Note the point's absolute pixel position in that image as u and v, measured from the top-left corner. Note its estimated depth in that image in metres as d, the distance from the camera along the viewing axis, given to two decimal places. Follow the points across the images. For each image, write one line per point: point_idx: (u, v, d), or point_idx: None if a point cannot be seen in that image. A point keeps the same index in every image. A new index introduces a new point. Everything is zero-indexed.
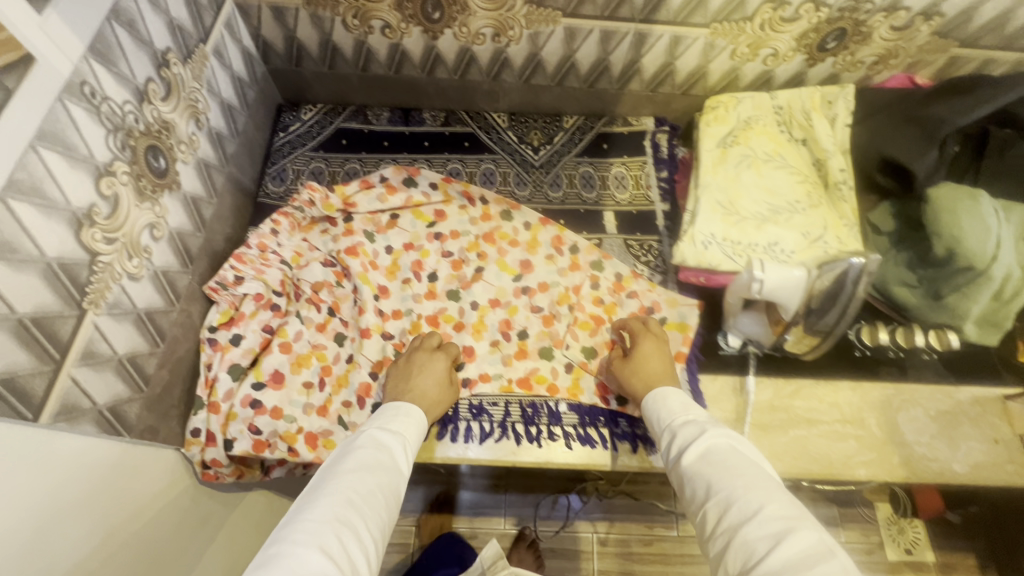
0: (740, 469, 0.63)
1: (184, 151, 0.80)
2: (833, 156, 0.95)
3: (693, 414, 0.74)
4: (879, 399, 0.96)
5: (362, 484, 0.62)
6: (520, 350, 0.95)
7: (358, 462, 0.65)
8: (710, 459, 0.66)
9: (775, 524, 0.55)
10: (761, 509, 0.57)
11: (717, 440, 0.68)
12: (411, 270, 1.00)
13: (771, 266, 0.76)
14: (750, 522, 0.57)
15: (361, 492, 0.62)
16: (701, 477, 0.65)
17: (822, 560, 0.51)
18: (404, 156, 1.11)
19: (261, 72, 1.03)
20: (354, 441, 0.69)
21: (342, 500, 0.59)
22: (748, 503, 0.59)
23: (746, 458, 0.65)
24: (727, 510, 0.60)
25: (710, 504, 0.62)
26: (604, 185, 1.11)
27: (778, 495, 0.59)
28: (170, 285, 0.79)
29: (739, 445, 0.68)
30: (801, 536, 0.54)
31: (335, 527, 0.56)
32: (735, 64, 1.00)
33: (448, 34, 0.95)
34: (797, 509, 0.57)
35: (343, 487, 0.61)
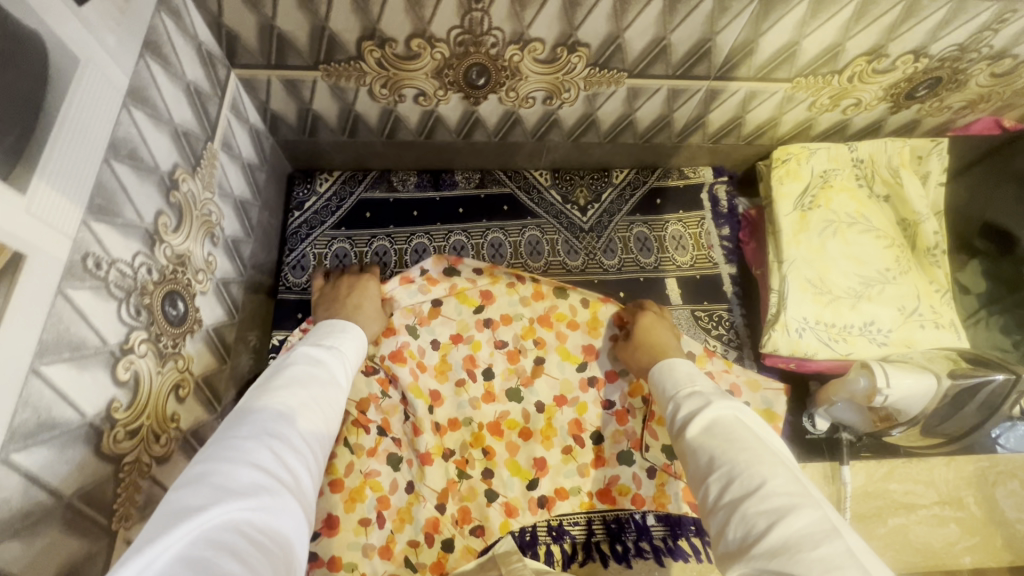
0: (745, 442, 0.55)
1: (202, 280, 0.66)
2: (925, 218, 0.87)
3: (698, 385, 0.65)
4: (974, 472, 0.90)
5: (294, 396, 0.55)
6: (597, 456, 0.83)
7: (292, 377, 0.58)
8: (712, 432, 0.57)
9: (778, 501, 0.48)
10: (763, 485, 0.50)
11: (716, 408, 0.60)
12: (464, 368, 0.85)
13: (897, 378, 0.68)
14: (753, 498, 0.49)
15: (294, 403, 0.54)
16: (703, 449, 0.57)
17: (827, 541, 0.44)
18: (437, 227, 0.98)
19: (269, 146, 0.88)
20: (286, 357, 0.62)
21: (274, 411, 0.52)
22: (751, 476, 0.51)
23: (749, 431, 0.56)
24: (730, 485, 0.52)
25: (710, 478, 0.54)
26: (662, 247, 1.00)
27: (781, 471, 0.51)
28: (201, 442, 0.66)
29: (743, 414, 0.59)
30: (804, 514, 0.46)
31: (270, 438, 0.49)
32: (811, 115, 0.90)
33: (492, 99, 0.82)
34: (798, 484, 0.49)
35: (274, 402, 0.53)
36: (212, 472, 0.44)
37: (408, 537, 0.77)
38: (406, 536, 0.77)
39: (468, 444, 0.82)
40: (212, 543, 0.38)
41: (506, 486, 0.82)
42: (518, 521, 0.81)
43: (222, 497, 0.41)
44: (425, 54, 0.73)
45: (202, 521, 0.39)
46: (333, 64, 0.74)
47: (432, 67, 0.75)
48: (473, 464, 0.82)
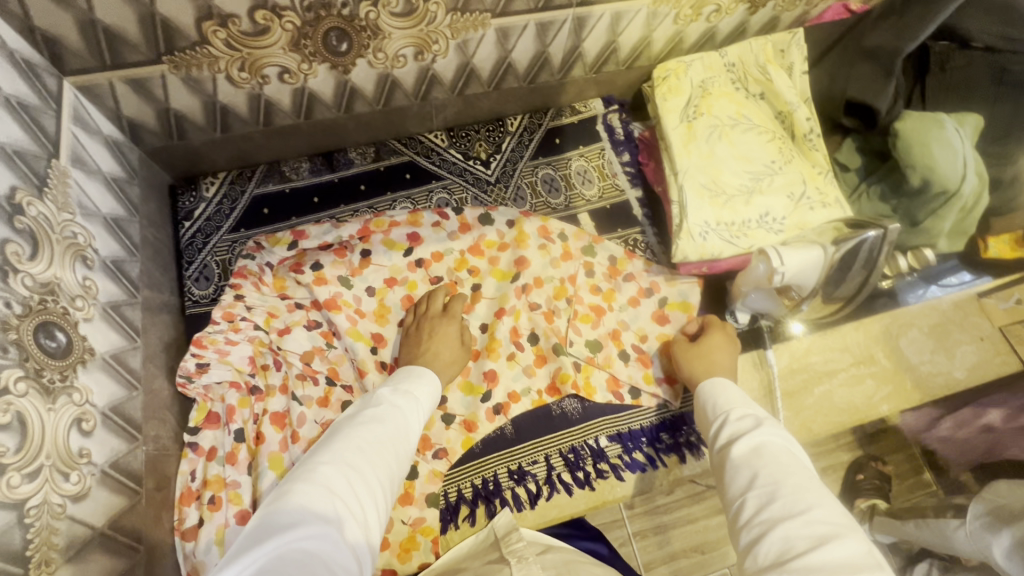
0: (793, 468, 0.57)
1: (84, 307, 0.62)
2: (797, 107, 0.92)
3: (750, 409, 0.68)
4: (880, 330, 0.98)
5: (372, 433, 0.62)
6: (538, 355, 0.89)
7: (370, 415, 0.65)
8: (760, 456, 0.60)
9: (823, 528, 0.50)
10: (807, 511, 0.52)
11: (768, 431, 0.63)
12: (404, 309, 0.90)
13: (789, 255, 0.72)
14: (795, 520, 0.51)
15: (370, 439, 0.61)
16: (746, 466, 0.60)
17: (869, 574, 0.46)
18: (342, 209, 0.95)
19: (136, 158, 0.82)
20: (369, 399, 0.69)
21: (355, 445, 0.59)
22: (796, 502, 0.53)
23: (799, 460, 0.59)
24: (771, 506, 0.54)
25: (749, 495, 0.57)
26: (569, 184, 1.02)
27: (829, 502, 0.53)
28: (127, 475, 0.63)
29: (791, 443, 0.62)
30: (847, 543, 0.48)
31: (348, 469, 0.56)
32: (679, 28, 0.92)
33: (361, 64, 0.79)
34: (847, 519, 0.51)
35: (351, 436, 0.60)
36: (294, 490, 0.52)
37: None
38: None
39: None
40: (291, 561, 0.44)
41: (459, 405, 0.85)
42: (479, 434, 0.83)
43: (305, 519, 0.49)
44: (274, 26, 0.69)
45: (286, 539, 0.46)
46: (178, 54, 0.69)
47: (286, 39, 0.71)
48: None
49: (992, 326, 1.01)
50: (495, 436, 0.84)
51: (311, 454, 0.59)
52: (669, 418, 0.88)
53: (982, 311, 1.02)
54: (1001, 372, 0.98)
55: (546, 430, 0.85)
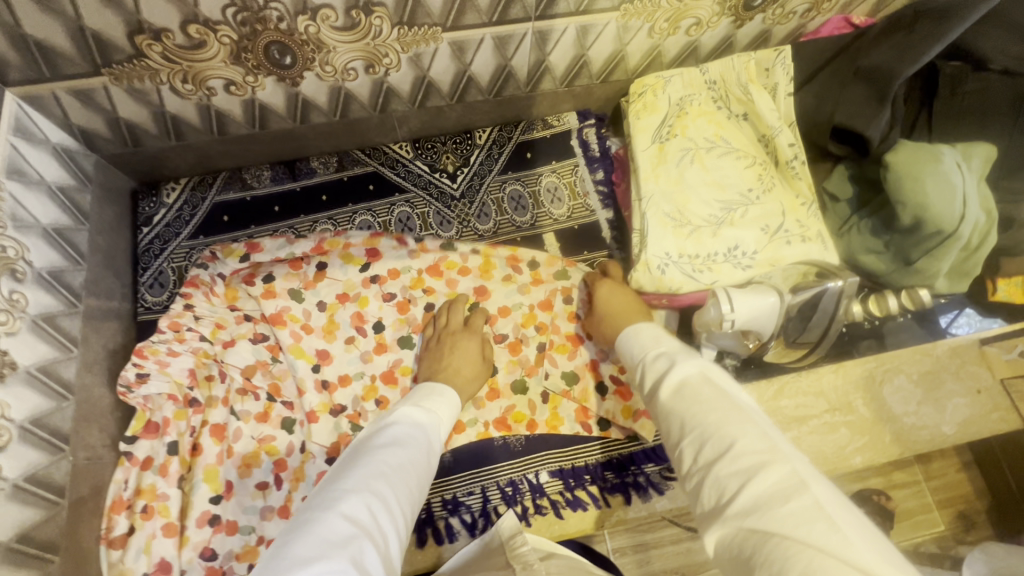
0: (712, 400, 0.54)
1: (8, 321, 0.62)
2: (780, 131, 0.85)
3: (664, 346, 0.66)
4: (862, 375, 0.91)
5: (395, 457, 0.59)
6: (491, 389, 0.87)
7: (393, 434, 0.62)
8: (682, 397, 0.57)
9: (749, 458, 0.47)
10: (731, 446, 0.49)
11: (684, 368, 0.60)
12: (352, 326, 0.89)
13: (740, 298, 0.67)
14: (722, 459, 0.49)
15: (394, 463, 0.58)
16: (674, 413, 0.57)
17: (794, 494, 0.43)
18: (302, 219, 0.95)
19: (92, 165, 0.82)
20: (391, 415, 0.66)
21: (376, 470, 0.57)
22: (721, 435, 0.50)
23: (717, 388, 0.56)
24: (701, 448, 0.51)
25: (683, 440, 0.53)
26: (537, 202, 0.98)
27: (750, 427, 0.50)
28: (45, 487, 0.64)
29: (709, 369, 0.59)
30: (773, 472, 0.45)
31: (372, 496, 0.53)
32: (655, 42, 0.86)
33: (310, 77, 0.77)
34: (767, 440, 0.48)
35: (375, 461, 0.58)
36: (316, 523, 0.49)
37: (302, 495, 0.79)
38: (301, 494, 0.79)
39: (360, 396, 0.86)
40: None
41: None
42: None
43: (326, 553, 0.45)
44: (210, 39, 0.67)
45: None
46: (116, 67, 0.68)
47: (225, 52, 0.69)
48: (366, 416, 0.85)
49: (992, 377, 0.92)
50: None
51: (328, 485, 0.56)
52: (617, 457, 0.84)
53: (982, 359, 0.93)
54: (996, 429, 0.90)
55: (484, 462, 0.83)
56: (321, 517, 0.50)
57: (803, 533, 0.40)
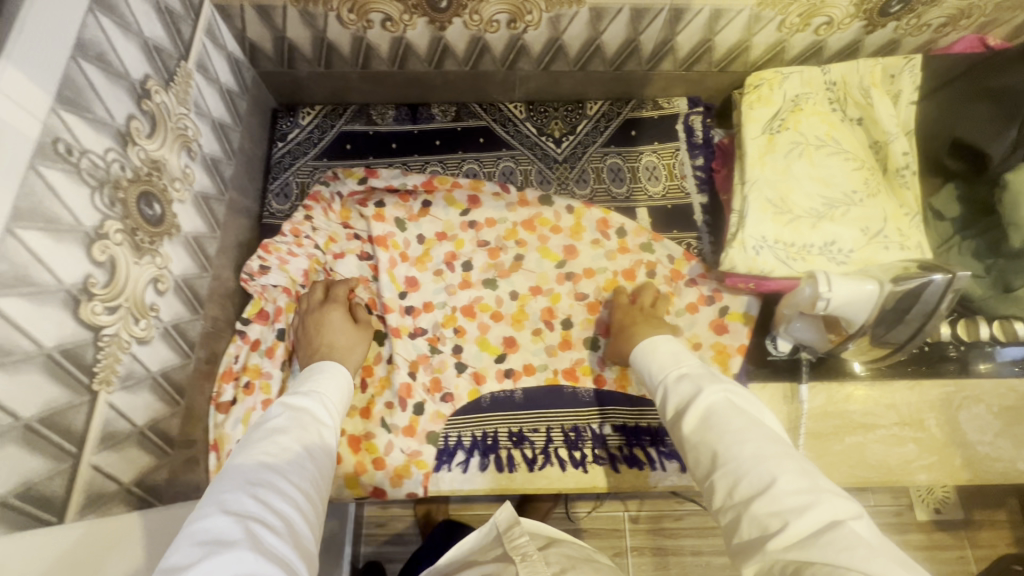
0: (747, 432, 0.56)
1: (179, 189, 0.72)
2: (895, 138, 0.86)
3: (686, 367, 0.70)
4: (939, 396, 0.90)
5: (272, 446, 0.57)
6: (564, 340, 0.91)
7: (275, 424, 0.61)
8: (715, 424, 0.59)
9: (790, 496, 0.48)
10: (773, 481, 0.50)
11: (710, 394, 0.62)
12: (444, 261, 0.95)
13: (839, 281, 0.69)
14: (763, 495, 0.49)
15: (272, 451, 0.57)
16: (706, 444, 0.58)
17: (837, 531, 0.45)
18: (414, 158, 1.02)
19: (251, 77, 0.92)
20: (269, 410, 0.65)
21: (256, 461, 0.55)
22: (759, 471, 0.52)
23: (747, 418, 0.58)
24: (737, 483, 0.52)
25: (717, 474, 0.55)
26: (634, 177, 1.02)
27: (789, 461, 0.52)
28: (183, 339, 0.73)
29: (734, 397, 0.62)
30: (819, 509, 0.47)
31: (258, 486, 0.51)
32: (782, 36, 0.89)
33: (457, 23, 0.84)
34: (807, 477, 0.50)
35: (253, 454, 0.56)
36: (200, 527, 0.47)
37: (385, 400, 0.86)
38: (384, 399, 0.86)
39: (441, 323, 0.91)
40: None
41: (474, 359, 0.90)
42: (484, 388, 0.88)
43: (209, 551, 0.44)
44: None
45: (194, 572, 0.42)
46: None
47: None
48: (444, 341, 0.90)
49: None
50: (503, 397, 0.87)
51: (217, 483, 0.53)
52: None
53: None
54: None
55: (552, 404, 0.87)
56: (205, 516, 0.48)
57: (849, 562, 0.42)
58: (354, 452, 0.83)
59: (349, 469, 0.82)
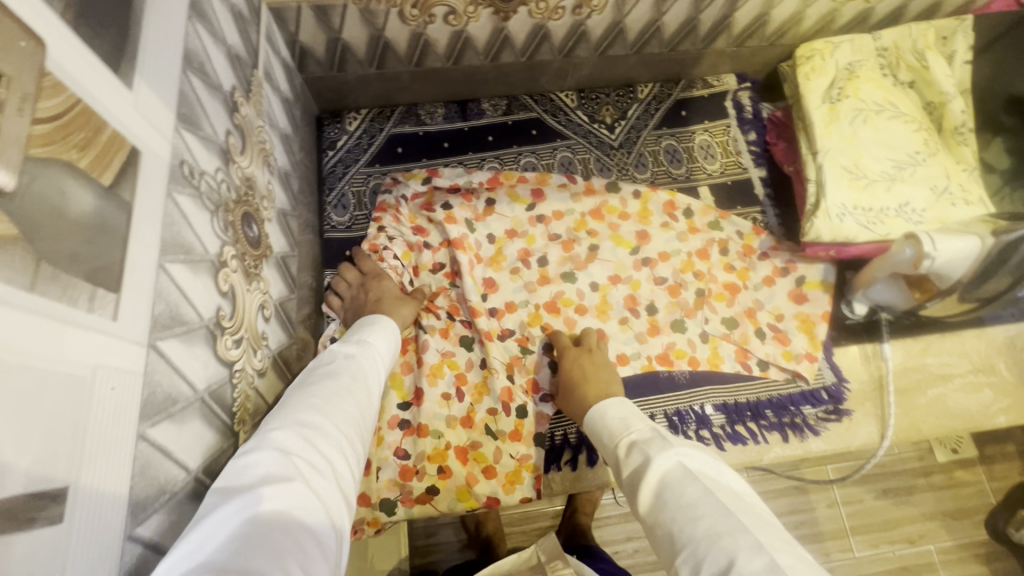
0: (699, 508, 0.50)
1: (267, 208, 0.67)
2: (953, 98, 0.89)
3: (635, 433, 0.62)
4: (1004, 340, 0.94)
5: (321, 389, 0.54)
6: (652, 325, 0.90)
7: (325, 369, 0.57)
8: (664, 501, 0.53)
9: None
10: (732, 565, 0.45)
11: (661, 461, 0.55)
12: (519, 259, 0.93)
13: (941, 241, 0.71)
14: None
15: (323, 394, 0.53)
16: (661, 524, 0.52)
17: None
18: (470, 156, 0.98)
19: (299, 84, 0.87)
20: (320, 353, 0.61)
21: (307, 402, 0.51)
22: (717, 556, 0.46)
23: (699, 486, 0.52)
24: (700, 566, 0.47)
25: (680, 560, 0.49)
26: (691, 156, 1.01)
27: (744, 538, 0.46)
28: (287, 366, 0.68)
29: (687, 459, 0.55)
30: None
31: (305, 424, 0.48)
32: (835, 6, 0.90)
33: (522, 13, 0.82)
34: (763, 555, 0.45)
35: (305, 394, 0.52)
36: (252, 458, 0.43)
37: (486, 408, 0.83)
38: (485, 405, 0.83)
39: (526, 322, 0.89)
40: (255, 529, 0.37)
41: None
42: None
43: (261, 481, 0.41)
44: None
45: (247, 504, 0.38)
46: None
47: None
48: (534, 340, 0.88)
49: None
50: None
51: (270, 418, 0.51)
52: (777, 397, 0.88)
53: None
54: None
55: (651, 392, 0.87)
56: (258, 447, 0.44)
57: None
58: (463, 463, 0.80)
59: (461, 481, 0.80)
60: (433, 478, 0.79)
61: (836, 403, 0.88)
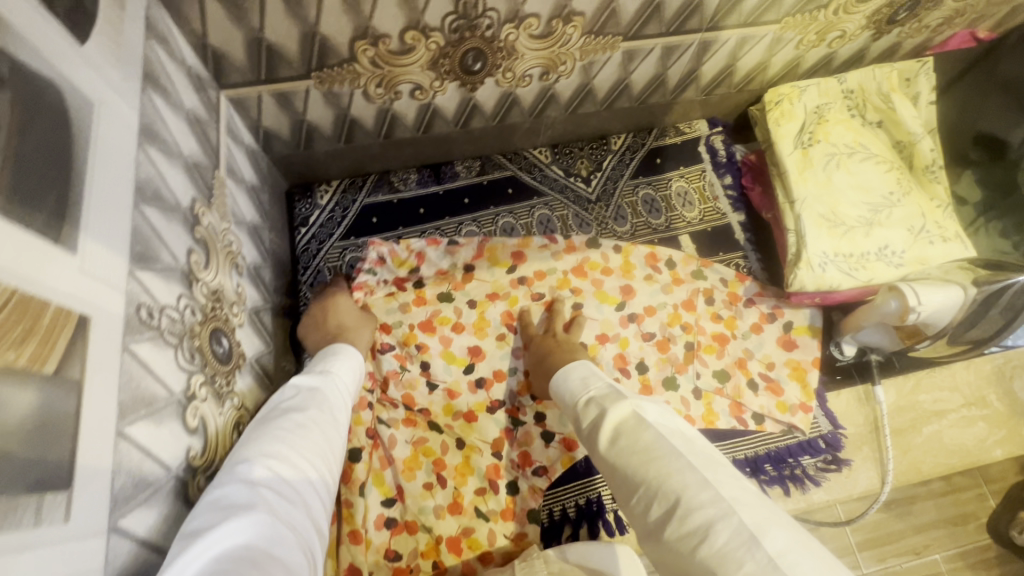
0: (653, 452, 0.53)
1: (237, 313, 0.64)
2: (921, 138, 0.90)
3: (593, 390, 0.67)
4: (992, 370, 0.94)
5: (287, 422, 0.54)
6: (644, 385, 0.89)
7: (290, 401, 0.58)
8: (620, 447, 0.57)
9: (696, 516, 0.46)
10: (679, 501, 0.48)
11: (617, 412, 0.60)
12: (504, 324, 0.90)
13: (926, 294, 0.71)
14: (673, 518, 0.48)
15: (289, 426, 0.54)
16: (619, 468, 0.56)
17: (744, 553, 0.42)
18: (447, 221, 0.97)
19: (265, 165, 0.85)
20: (285, 386, 0.62)
21: (272, 435, 0.52)
22: (667, 492, 0.50)
23: (653, 432, 0.55)
24: (652, 504, 0.51)
25: (636, 499, 0.53)
26: (669, 205, 1.01)
27: (691, 474, 0.50)
28: None
29: (640, 407, 0.59)
30: (726, 524, 0.44)
31: (270, 456, 0.49)
32: (799, 53, 0.91)
33: (488, 82, 0.80)
34: (707, 487, 0.48)
35: (269, 429, 0.53)
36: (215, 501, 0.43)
37: (473, 488, 0.80)
38: (472, 487, 0.80)
39: (516, 391, 0.87)
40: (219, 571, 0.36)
41: (561, 424, 0.85)
42: (579, 453, 0.83)
43: (227, 516, 0.41)
44: (420, 46, 0.70)
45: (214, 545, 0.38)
46: (326, 70, 0.71)
47: (427, 58, 0.72)
48: (524, 410, 0.86)
49: None
50: None
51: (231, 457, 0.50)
52: (775, 449, 0.87)
53: None
54: None
55: None
56: (221, 488, 0.44)
57: None
58: (457, 555, 0.76)
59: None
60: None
61: (834, 452, 0.87)
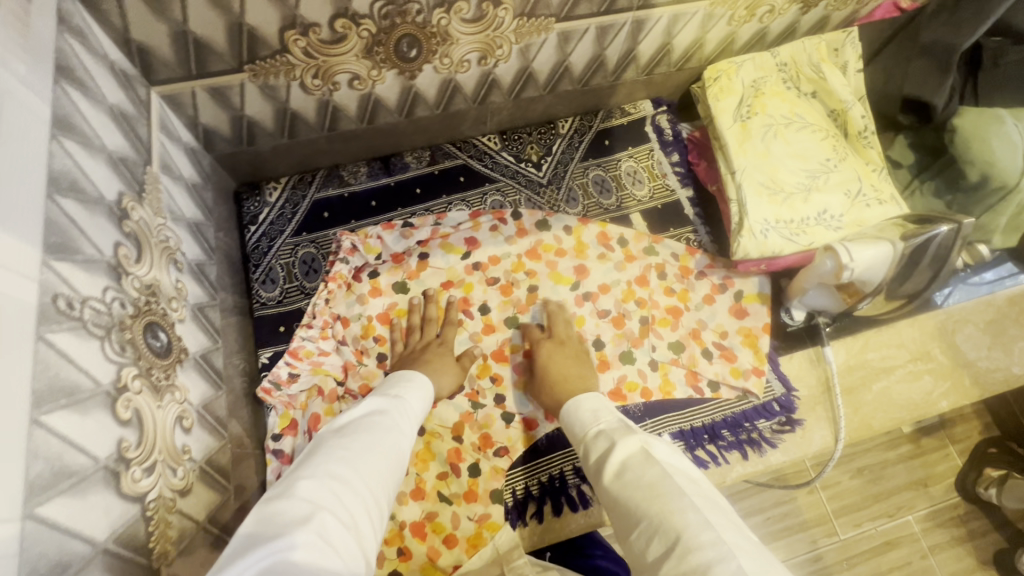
0: (658, 489, 0.52)
1: (177, 308, 0.64)
2: (852, 105, 0.93)
3: (604, 422, 0.65)
4: (936, 326, 0.98)
5: (353, 443, 0.57)
6: (601, 362, 0.90)
7: (359, 424, 0.61)
8: (624, 481, 0.55)
9: (695, 557, 0.45)
10: (679, 540, 0.47)
11: (626, 446, 0.58)
12: (460, 310, 0.91)
13: (859, 253, 0.73)
14: (671, 557, 0.46)
15: (354, 448, 0.56)
16: (620, 502, 0.54)
17: None
18: (400, 212, 0.97)
19: (208, 164, 0.84)
20: (355, 407, 0.65)
21: (337, 453, 0.55)
22: (669, 530, 0.48)
23: (660, 469, 0.54)
24: (651, 541, 0.49)
25: (635, 534, 0.51)
26: (619, 185, 1.02)
27: (694, 514, 0.48)
28: (219, 472, 0.65)
29: (649, 443, 0.58)
30: (725, 569, 0.43)
31: (332, 477, 0.51)
32: (732, 29, 0.94)
33: (427, 70, 0.81)
34: (710, 530, 0.46)
35: (335, 446, 0.56)
36: (279, 507, 0.46)
37: (436, 473, 0.81)
38: (434, 472, 0.81)
39: (475, 375, 0.87)
40: None
41: (519, 405, 0.86)
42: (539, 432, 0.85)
43: (286, 527, 0.43)
44: (351, 34, 0.70)
45: (272, 551, 0.41)
46: (258, 62, 0.71)
47: (360, 46, 0.73)
48: (484, 393, 0.86)
49: None
50: (558, 434, 0.85)
51: (298, 468, 0.53)
52: (730, 415, 0.89)
53: None
54: None
55: None
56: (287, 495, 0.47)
57: None
58: (421, 538, 0.77)
59: (423, 559, 0.76)
60: (393, 562, 0.75)
61: (789, 414, 0.90)
